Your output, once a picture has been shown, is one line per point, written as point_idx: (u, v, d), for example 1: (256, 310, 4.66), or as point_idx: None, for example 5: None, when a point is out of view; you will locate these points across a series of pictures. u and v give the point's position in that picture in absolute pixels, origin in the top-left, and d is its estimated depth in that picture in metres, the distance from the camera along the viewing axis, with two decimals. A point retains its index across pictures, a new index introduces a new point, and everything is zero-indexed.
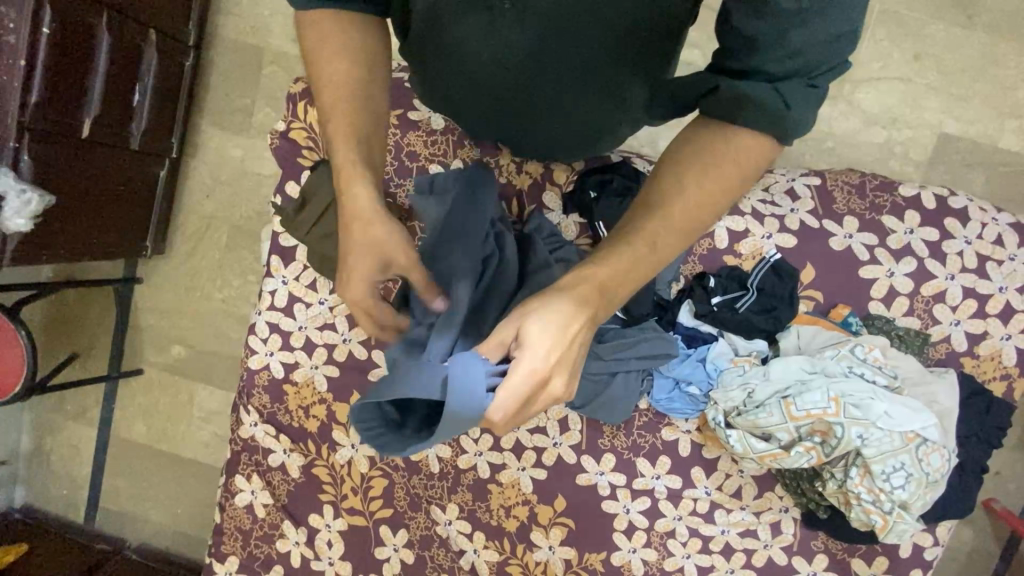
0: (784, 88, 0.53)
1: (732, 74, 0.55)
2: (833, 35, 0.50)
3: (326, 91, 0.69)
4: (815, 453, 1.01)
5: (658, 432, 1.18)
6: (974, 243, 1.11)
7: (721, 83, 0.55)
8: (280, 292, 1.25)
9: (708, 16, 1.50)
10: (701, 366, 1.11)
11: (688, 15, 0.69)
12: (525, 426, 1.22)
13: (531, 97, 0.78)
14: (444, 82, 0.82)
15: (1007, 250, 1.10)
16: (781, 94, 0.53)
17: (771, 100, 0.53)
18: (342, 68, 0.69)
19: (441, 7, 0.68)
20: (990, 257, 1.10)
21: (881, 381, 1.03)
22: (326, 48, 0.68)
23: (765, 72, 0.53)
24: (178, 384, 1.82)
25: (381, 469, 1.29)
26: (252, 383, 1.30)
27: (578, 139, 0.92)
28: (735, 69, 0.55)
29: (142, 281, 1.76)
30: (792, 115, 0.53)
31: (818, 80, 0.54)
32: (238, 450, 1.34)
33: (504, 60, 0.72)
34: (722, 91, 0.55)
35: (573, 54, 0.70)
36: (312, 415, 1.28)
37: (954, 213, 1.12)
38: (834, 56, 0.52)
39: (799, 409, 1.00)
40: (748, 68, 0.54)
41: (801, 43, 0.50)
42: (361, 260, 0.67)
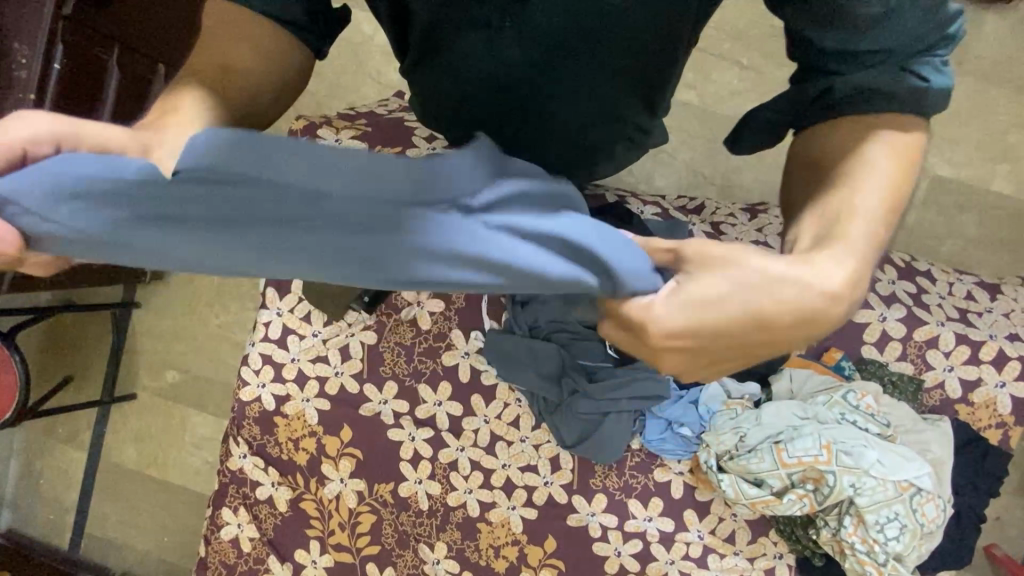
0: (911, 67, 0.50)
1: (845, 71, 0.52)
2: (949, 7, 0.49)
3: (209, 70, 0.56)
4: (807, 500, 0.99)
5: (650, 473, 1.18)
6: (949, 298, 1.12)
7: (839, 81, 0.52)
8: (274, 323, 1.25)
9: (703, 58, 1.54)
10: (692, 408, 1.12)
11: (689, 35, 0.69)
12: (515, 464, 1.22)
13: (536, 111, 0.75)
14: (450, 105, 0.78)
15: (980, 303, 1.12)
16: (915, 72, 0.51)
17: (901, 83, 0.51)
18: (247, 59, 0.57)
19: (454, 28, 0.66)
20: (966, 309, 1.11)
21: (873, 429, 1.01)
22: (221, 33, 0.57)
23: (890, 61, 0.50)
24: (171, 410, 1.81)
25: (369, 504, 1.28)
26: (242, 415, 1.29)
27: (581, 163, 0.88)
28: (851, 74, 0.51)
29: (140, 305, 1.77)
30: (936, 87, 0.51)
31: (941, 51, 0.51)
32: (226, 481, 1.33)
33: (502, 78, 0.70)
34: (842, 90, 0.52)
35: (577, 58, 0.67)
36: (301, 448, 1.27)
37: (922, 274, 1.14)
38: (955, 23, 0.50)
39: (791, 455, 0.99)
40: (864, 64, 0.51)
41: (903, 37, 0.49)
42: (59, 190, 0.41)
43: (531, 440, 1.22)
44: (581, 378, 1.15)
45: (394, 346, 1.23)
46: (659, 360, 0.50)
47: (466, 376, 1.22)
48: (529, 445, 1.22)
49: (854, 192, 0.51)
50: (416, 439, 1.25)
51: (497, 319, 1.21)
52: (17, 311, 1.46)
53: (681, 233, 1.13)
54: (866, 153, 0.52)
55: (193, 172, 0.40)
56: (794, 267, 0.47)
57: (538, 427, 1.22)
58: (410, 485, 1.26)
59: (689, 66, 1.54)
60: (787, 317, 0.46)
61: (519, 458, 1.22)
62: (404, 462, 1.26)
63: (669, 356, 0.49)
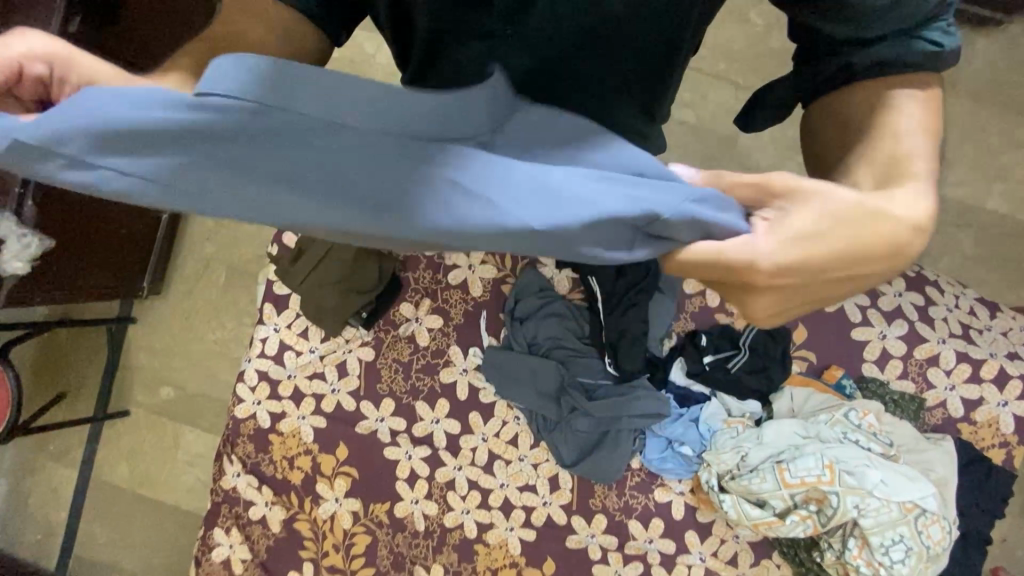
0: (923, 32, 0.47)
1: (858, 47, 0.48)
2: None
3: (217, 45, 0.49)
4: (810, 521, 0.98)
5: (651, 493, 1.16)
6: (955, 312, 1.10)
7: (854, 57, 0.48)
8: (271, 339, 1.24)
9: (699, 79, 1.57)
10: (693, 427, 1.11)
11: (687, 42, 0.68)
12: (513, 484, 1.21)
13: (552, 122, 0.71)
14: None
15: (980, 321, 1.11)
16: (923, 37, 0.47)
17: (913, 51, 0.47)
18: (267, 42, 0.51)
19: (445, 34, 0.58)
20: (970, 325, 1.10)
21: (875, 449, 1.00)
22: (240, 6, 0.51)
23: (900, 31, 0.47)
24: (165, 427, 1.79)
25: (365, 525, 1.25)
26: (237, 432, 1.27)
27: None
28: (865, 48, 0.47)
29: (137, 321, 1.77)
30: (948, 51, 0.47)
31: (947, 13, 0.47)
32: (218, 501, 1.29)
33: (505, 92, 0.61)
34: (857, 68, 0.48)
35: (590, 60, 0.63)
36: (295, 466, 1.25)
37: (931, 282, 1.11)
38: None
39: (793, 475, 0.97)
40: (877, 37, 0.47)
41: (915, 8, 0.45)
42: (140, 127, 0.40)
43: (530, 459, 1.20)
44: (580, 397, 1.14)
45: (391, 363, 1.22)
46: (748, 299, 0.46)
47: (463, 394, 1.21)
48: (527, 464, 1.20)
49: (901, 140, 0.48)
50: (413, 458, 1.23)
51: (497, 335, 1.20)
52: (13, 325, 1.45)
53: None
54: (898, 102, 0.49)
55: (228, 76, 0.34)
56: (889, 202, 0.45)
57: (537, 446, 1.20)
58: (406, 505, 1.24)
59: (685, 86, 1.57)
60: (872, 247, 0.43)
61: (517, 478, 1.20)
62: (401, 481, 1.24)
63: (767, 295, 0.45)
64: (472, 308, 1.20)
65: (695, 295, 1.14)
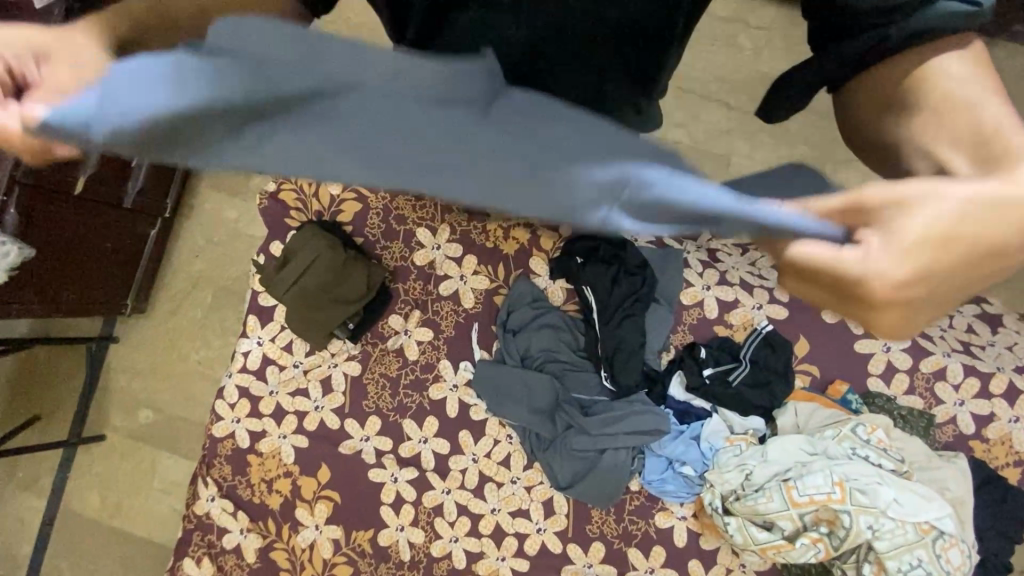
0: None
1: (892, 17, 0.37)
2: None
3: None
4: (822, 545, 0.91)
5: (651, 519, 1.10)
6: (949, 331, 1.08)
7: (888, 32, 0.37)
8: (254, 353, 1.18)
9: (691, 100, 1.59)
10: (694, 444, 1.06)
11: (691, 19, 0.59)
12: (505, 508, 1.14)
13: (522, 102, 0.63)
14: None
15: (981, 337, 1.08)
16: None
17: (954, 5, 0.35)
18: None
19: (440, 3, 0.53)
20: (969, 342, 1.07)
21: (887, 465, 0.94)
22: None
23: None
24: (142, 452, 1.71)
25: (346, 555, 1.17)
26: (213, 452, 1.20)
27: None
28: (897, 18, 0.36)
29: (119, 340, 1.71)
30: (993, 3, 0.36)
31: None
32: (190, 528, 1.20)
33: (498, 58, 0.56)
34: (895, 42, 0.37)
35: (581, 22, 0.55)
36: (274, 490, 1.18)
37: None
38: None
39: (801, 493, 0.92)
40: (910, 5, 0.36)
41: None
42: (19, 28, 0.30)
43: (523, 481, 1.14)
44: (576, 412, 1.11)
45: (378, 378, 1.17)
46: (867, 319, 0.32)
47: (453, 412, 1.16)
48: (520, 487, 1.14)
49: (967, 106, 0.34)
50: (399, 481, 1.16)
51: (490, 348, 1.15)
52: None
53: (676, 263, 1.10)
54: (918, 75, 0.37)
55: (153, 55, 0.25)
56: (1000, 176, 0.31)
57: (530, 467, 1.14)
58: (390, 533, 1.16)
59: (676, 107, 1.59)
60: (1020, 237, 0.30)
61: (509, 502, 1.13)
62: (386, 506, 1.17)
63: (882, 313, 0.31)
64: (464, 319, 1.15)
65: (692, 306, 1.10)
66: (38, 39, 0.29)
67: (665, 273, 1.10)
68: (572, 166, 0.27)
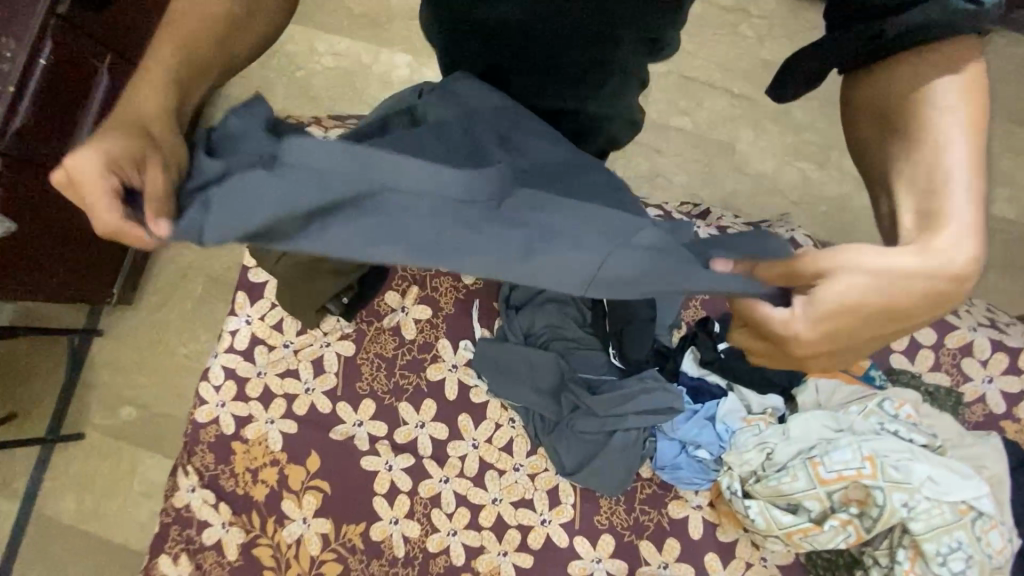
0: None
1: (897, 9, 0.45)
2: None
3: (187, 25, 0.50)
4: (853, 528, 0.84)
5: (664, 508, 1.02)
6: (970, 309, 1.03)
7: (884, 26, 0.46)
8: (241, 332, 1.12)
9: (695, 87, 1.57)
10: (709, 425, 0.99)
11: None
12: (508, 499, 1.06)
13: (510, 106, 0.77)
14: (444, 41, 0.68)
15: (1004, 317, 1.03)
16: None
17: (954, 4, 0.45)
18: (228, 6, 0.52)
19: None
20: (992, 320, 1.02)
21: (919, 441, 0.88)
22: None
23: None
24: (123, 452, 1.62)
25: (335, 552, 1.08)
26: (195, 439, 1.12)
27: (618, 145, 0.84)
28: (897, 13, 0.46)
29: (103, 333, 1.64)
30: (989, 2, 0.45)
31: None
32: (167, 523, 1.11)
33: None
34: (888, 36, 0.46)
35: None
36: (260, 479, 1.10)
37: None
38: None
39: (829, 470, 0.85)
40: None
41: None
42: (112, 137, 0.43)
43: (526, 469, 1.07)
44: (583, 392, 1.03)
45: (373, 358, 1.11)
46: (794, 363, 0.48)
47: (453, 394, 1.09)
48: (524, 475, 1.06)
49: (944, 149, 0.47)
50: (394, 469, 1.08)
51: (491, 327, 1.11)
52: None
53: None
54: (931, 95, 0.48)
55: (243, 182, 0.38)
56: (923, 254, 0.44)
57: (534, 453, 1.07)
58: (384, 526, 1.08)
59: (680, 94, 1.57)
60: (923, 297, 0.44)
61: (512, 491, 1.06)
62: (379, 498, 1.08)
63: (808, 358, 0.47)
64: (464, 296, 1.12)
65: None
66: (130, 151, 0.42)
67: None
68: (554, 259, 0.42)
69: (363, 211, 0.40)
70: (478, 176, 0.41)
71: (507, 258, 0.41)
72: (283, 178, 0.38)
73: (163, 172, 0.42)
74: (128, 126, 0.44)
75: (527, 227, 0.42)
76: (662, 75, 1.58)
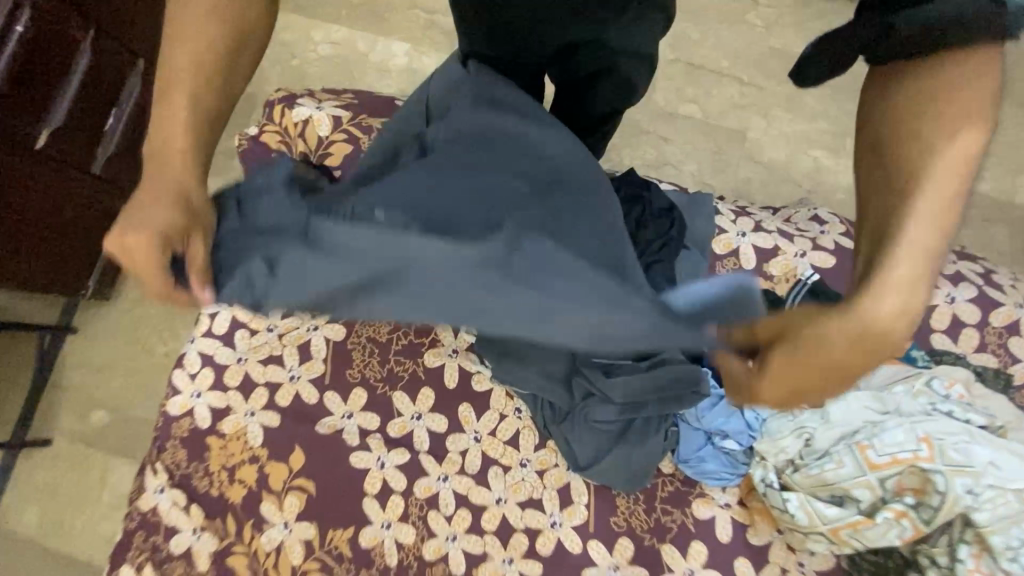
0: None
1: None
2: None
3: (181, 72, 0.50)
4: (908, 521, 0.74)
5: (689, 508, 0.92)
6: (1015, 285, 0.95)
7: (895, 20, 0.43)
8: (222, 315, 1.03)
9: (703, 75, 1.53)
10: (738, 413, 0.90)
11: None
12: (513, 498, 0.95)
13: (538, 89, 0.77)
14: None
15: None
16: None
17: (978, 6, 0.41)
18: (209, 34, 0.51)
19: None
20: None
21: (977, 422, 0.79)
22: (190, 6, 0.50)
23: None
24: (93, 459, 1.49)
25: (318, 561, 0.95)
26: (167, 434, 1.01)
27: (638, 93, 0.89)
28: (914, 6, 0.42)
29: (78, 331, 1.53)
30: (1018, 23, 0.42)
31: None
32: (131, 529, 0.99)
33: None
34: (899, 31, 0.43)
35: None
36: (237, 479, 0.99)
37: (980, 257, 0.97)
38: None
39: (880, 454, 0.76)
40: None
41: None
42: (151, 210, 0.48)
43: (534, 465, 0.96)
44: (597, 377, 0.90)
45: (365, 342, 1.03)
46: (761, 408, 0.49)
47: (453, 383, 1.00)
48: (531, 471, 0.96)
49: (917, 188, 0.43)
50: (387, 466, 0.98)
51: None
52: None
53: (705, 208, 0.97)
54: (923, 129, 0.44)
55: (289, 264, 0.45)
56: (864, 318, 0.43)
57: (543, 448, 0.97)
58: (374, 531, 0.96)
59: (688, 82, 1.52)
60: (845, 357, 0.43)
61: (518, 490, 0.95)
62: (369, 499, 0.97)
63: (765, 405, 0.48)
64: None
65: (726, 256, 0.97)
66: (160, 227, 0.47)
67: (693, 217, 0.97)
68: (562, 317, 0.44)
69: (389, 286, 0.44)
70: (491, 243, 0.44)
71: (524, 318, 0.45)
72: (319, 266, 0.45)
73: (207, 245, 0.49)
74: (151, 195, 0.49)
75: (537, 287, 0.44)
76: (668, 63, 1.53)
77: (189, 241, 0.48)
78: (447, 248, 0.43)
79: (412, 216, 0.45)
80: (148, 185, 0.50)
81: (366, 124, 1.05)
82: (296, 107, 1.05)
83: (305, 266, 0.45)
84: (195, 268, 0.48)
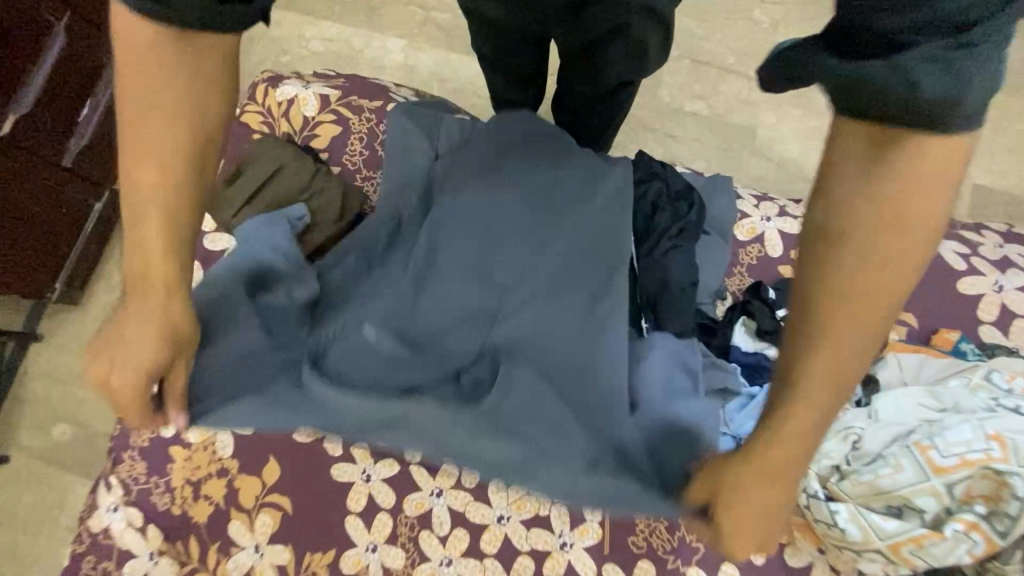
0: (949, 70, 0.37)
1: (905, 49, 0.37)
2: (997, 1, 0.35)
3: (151, 177, 0.51)
4: (980, 534, 0.65)
5: None
6: None
7: (877, 62, 0.38)
8: None
9: (710, 71, 1.47)
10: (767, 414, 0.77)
11: None
12: (517, 515, 0.84)
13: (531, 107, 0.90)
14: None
15: None
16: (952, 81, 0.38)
17: (936, 93, 0.38)
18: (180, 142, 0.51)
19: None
20: None
21: None
22: (152, 104, 0.50)
23: (926, 22, 0.36)
24: (51, 479, 1.36)
25: None
26: (125, 444, 0.90)
27: (651, 56, 0.86)
28: (862, 49, 0.39)
29: (42, 338, 1.42)
30: (969, 88, 0.37)
31: (995, 46, 0.38)
32: (78, 554, 0.87)
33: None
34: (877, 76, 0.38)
35: None
36: (202, 494, 0.87)
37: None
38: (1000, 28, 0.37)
39: (946, 455, 0.67)
40: (889, 38, 0.37)
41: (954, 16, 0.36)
42: (129, 344, 0.54)
43: None
44: None
45: None
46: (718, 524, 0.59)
47: None
48: None
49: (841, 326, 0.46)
50: (374, 479, 0.86)
51: None
52: None
53: (725, 191, 0.89)
54: (867, 248, 0.44)
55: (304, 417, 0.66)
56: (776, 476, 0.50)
57: None
58: (358, 555, 0.84)
59: (694, 79, 1.47)
60: (765, 508, 0.50)
61: (522, 506, 0.84)
62: (353, 518, 0.85)
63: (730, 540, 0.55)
64: None
65: (750, 244, 0.89)
66: (144, 367, 0.54)
67: (712, 198, 0.89)
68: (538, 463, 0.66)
69: (395, 420, 0.67)
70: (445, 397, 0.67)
71: (471, 430, 0.66)
72: (316, 410, 0.65)
73: (183, 375, 0.58)
74: (149, 315, 0.54)
75: (498, 430, 0.66)
76: (674, 59, 1.48)
77: (158, 375, 0.55)
78: (437, 381, 0.69)
79: (402, 350, 0.69)
80: (132, 311, 0.54)
81: (357, 103, 0.97)
82: (282, 86, 0.97)
83: (309, 408, 0.65)
84: (177, 403, 0.59)
